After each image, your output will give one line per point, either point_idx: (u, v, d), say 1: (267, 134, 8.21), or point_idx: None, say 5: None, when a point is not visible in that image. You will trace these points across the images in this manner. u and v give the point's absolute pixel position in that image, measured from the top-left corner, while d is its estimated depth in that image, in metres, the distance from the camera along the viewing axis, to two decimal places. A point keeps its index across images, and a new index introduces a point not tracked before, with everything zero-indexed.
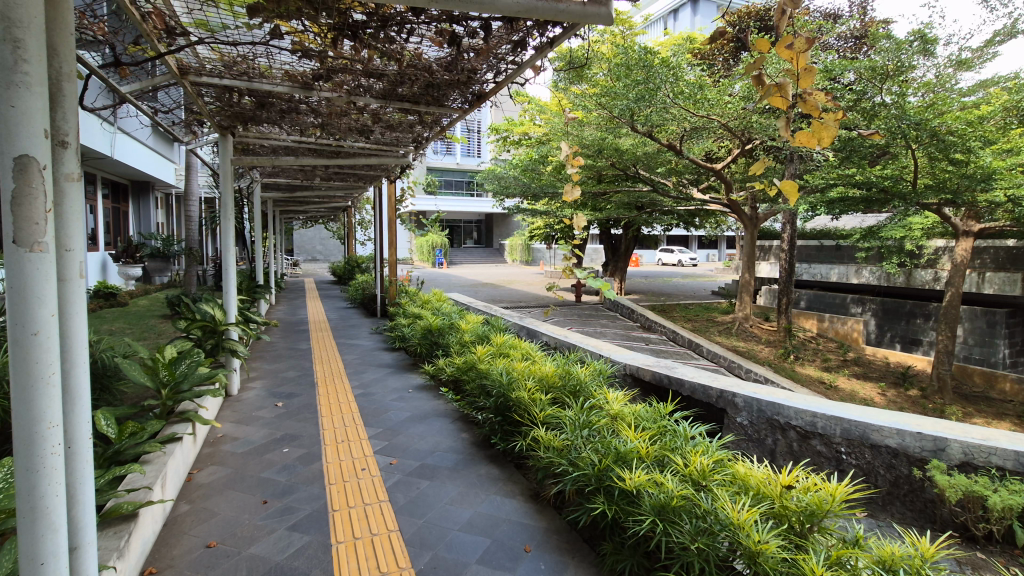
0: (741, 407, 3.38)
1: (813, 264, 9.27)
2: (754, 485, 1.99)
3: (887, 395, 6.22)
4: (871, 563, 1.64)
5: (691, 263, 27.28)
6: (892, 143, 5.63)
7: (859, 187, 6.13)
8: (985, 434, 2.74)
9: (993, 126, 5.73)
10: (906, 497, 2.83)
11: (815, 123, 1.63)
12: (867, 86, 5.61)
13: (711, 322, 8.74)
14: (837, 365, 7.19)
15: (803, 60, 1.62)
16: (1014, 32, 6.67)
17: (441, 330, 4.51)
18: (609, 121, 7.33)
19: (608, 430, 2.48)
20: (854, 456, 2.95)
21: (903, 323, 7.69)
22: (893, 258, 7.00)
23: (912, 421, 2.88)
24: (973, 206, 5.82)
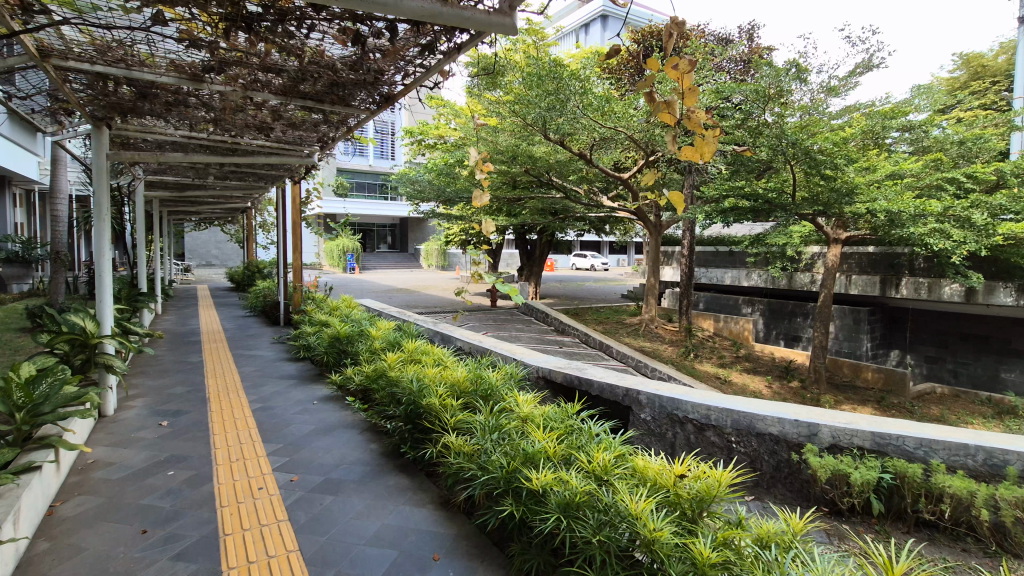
0: (645, 403, 3.57)
1: (710, 268, 9.92)
2: (652, 477, 2.10)
3: (772, 387, 6.86)
4: (752, 541, 1.79)
5: (603, 268, 28.48)
6: (774, 160, 6.23)
7: (748, 199, 6.70)
8: (850, 418, 3.08)
9: (856, 146, 6.50)
10: (786, 479, 3.12)
11: (698, 138, 1.78)
12: (753, 107, 6.18)
13: (621, 325, 9.17)
14: (730, 361, 7.82)
15: (687, 80, 1.77)
16: (870, 65, 7.64)
17: (349, 338, 4.34)
18: (522, 129, 7.48)
19: (517, 432, 2.51)
20: (742, 445, 3.22)
21: (786, 322, 8.52)
22: (777, 262, 7.72)
23: (790, 410, 3.19)
24: (841, 217, 6.57)
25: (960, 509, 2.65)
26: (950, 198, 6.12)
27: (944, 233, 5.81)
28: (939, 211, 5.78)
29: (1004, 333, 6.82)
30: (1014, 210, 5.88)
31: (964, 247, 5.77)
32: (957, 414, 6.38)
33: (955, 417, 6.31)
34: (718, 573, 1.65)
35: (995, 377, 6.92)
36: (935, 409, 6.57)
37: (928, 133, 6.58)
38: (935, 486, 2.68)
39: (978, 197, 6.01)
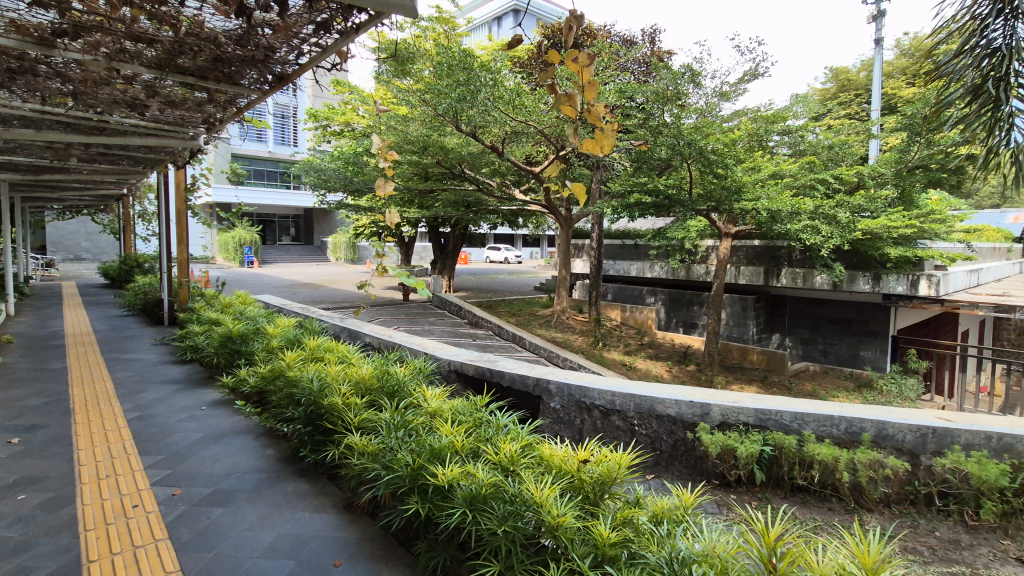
0: (555, 392, 3.65)
1: (617, 260, 10.36)
2: (557, 464, 2.15)
3: (673, 372, 7.34)
4: (648, 518, 1.89)
5: (517, 261, 28.86)
6: (672, 159, 6.60)
7: (650, 195, 7.06)
8: (737, 397, 3.35)
9: (743, 147, 7.06)
10: (682, 457, 3.33)
11: (598, 131, 1.81)
12: (653, 107, 6.49)
13: (533, 316, 9.35)
14: (635, 348, 8.26)
15: (587, 74, 1.81)
16: (756, 73, 8.33)
17: (243, 336, 4.04)
18: (432, 119, 7.36)
19: (424, 428, 2.46)
20: (644, 427, 3.41)
21: (684, 310, 9.14)
22: (676, 255, 8.24)
23: (685, 392, 3.42)
24: (731, 213, 7.12)
25: (826, 472, 2.98)
26: (820, 197, 6.84)
27: (815, 229, 6.48)
28: (811, 209, 6.44)
29: (863, 317, 7.75)
30: (870, 209, 6.69)
31: (831, 241, 6.45)
32: (826, 389, 7.20)
33: (824, 392, 7.11)
34: (618, 551, 1.72)
35: (856, 355, 7.85)
36: (808, 385, 7.38)
37: (804, 138, 7.33)
38: (807, 455, 2.99)
39: (842, 197, 6.77)
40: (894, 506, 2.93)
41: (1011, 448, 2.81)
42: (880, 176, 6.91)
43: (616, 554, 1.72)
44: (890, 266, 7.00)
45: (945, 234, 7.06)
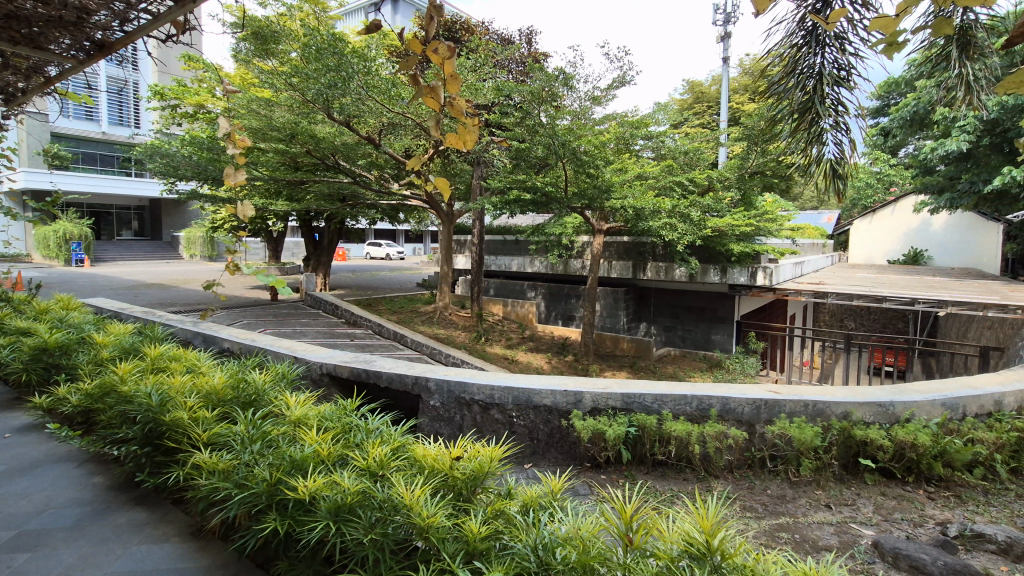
0: (434, 390, 3.62)
1: (499, 256, 10.49)
2: (429, 463, 2.11)
3: (552, 362, 7.65)
4: (519, 508, 1.93)
5: (399, 257, 28.22)
6: (549, 157, 6.86)
7: (528, 191, 7.28)
8: (606, 384, 3.57)
9: (613, 149, 7.52)
10: (558, 444, 3.47)
11: (460, 126, 1.84)
12: (530, 106, 6.63)
13: (415, 313, 9.20)
14: (517, 342, 8.49)
15: (448, 66, 1.78)
16: (624, 81, 8.94)
17: (63, 348, 3.44)
18: (302, 105, 7.01)
19: (285, 439, 2.29)
20: (521, 418, 3.50)
21: (563, 303, 9.62)
22: (554, 250, 8.61)
23: (560, 383, 3.57)
24: (603, 210, 7.57)
25: (682, 447, 3.28)
26: (677, 198, 7.50)
27: (673, 226, 7.18)
28: (669, 207, 7.07)
29: (714, 305, 8.71)
30: (717, 209, 7.54)
31: (685, 238, 7.22)
32: (684, 370, 8.01)
33: (683, 373, 7.90)
34: (488, 544, 1.73)
35: (708, 339, 8.80)
36: (670, 368, 8.16)
37: (664, 143, 7.89)
38: (666, 432, 3.28)
39: (695, 197, 7.51)
40: (735, 471, 3.32)
41: (822, 412, 3.33)
42: (726, 180, 7.78)
43: (486, 547, 1.73)
44: (734, 260, 7.94)
45: (776, 232, 8.16)
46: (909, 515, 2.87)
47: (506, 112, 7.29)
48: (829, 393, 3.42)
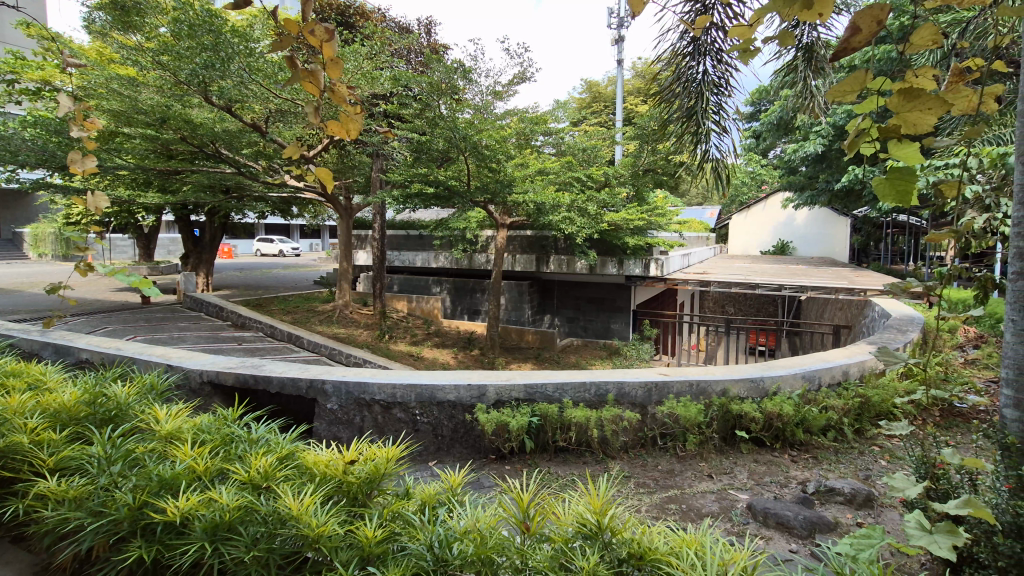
0: (331, 392, 3.47)
1: (402, 251, 10.22)
2: (320, 470, 2.01)
3: (458, 357, 7.61)
4: (416, 507, 1.89)
5: (294, 254, 26.59)
6: (451, 150, 6.81)
7: (431, 185, 7.15)
8: (509, 376, 3.62)
9: (513, 144, 7.67)
10: (462, 438, 3.47)
11: (343, 114, 1.79)
12: (429, 98, 6.49)
13: (312, 313, 8.73)
14: (422, 338, 8.35)
15: (328, 50, 1.67)
16: (524, 77, 9.07)
17: None
18: (174, 86, 6.36)
19: (153, 456, 2.06)
20: (425, 415, 3.46)
21: (468, 298, 9.61)
22: (459, 244, 8.55)
23: (463, 377, 3.57)
24: (505, 205, 7.65)
25: (581, 432, 3.42)
26: (576, 193, 7.72)
27: (572, 220, 7.47)
28: (568, 202, 7.33)
29: (612, 296, 9.16)
30: (613, 203, 7.92)
31: (582, 231, 7.54)
32: (586, 359, 8.35)
33: (585, 361, 8.24)
34: (385, 547, 1.67)
35: (608, 328, 9.25)
36: (573, 357, 8.47)
37: (564, 140, 8.10)
38: (566, 419, 3.40)
39: (592, 193, 7.78)
40: (630, 451, 3.52)
41: (704, 390, 3.64)
42: (621, 177, 8.16)
43: (382, 551, 1.67)
44: (630, 253, 8.42)
45: (666, 225, 8.72)
46: (776, 478, 3.22)
47: (404, 103, 7.10)
48: (709, 373, 3.75)
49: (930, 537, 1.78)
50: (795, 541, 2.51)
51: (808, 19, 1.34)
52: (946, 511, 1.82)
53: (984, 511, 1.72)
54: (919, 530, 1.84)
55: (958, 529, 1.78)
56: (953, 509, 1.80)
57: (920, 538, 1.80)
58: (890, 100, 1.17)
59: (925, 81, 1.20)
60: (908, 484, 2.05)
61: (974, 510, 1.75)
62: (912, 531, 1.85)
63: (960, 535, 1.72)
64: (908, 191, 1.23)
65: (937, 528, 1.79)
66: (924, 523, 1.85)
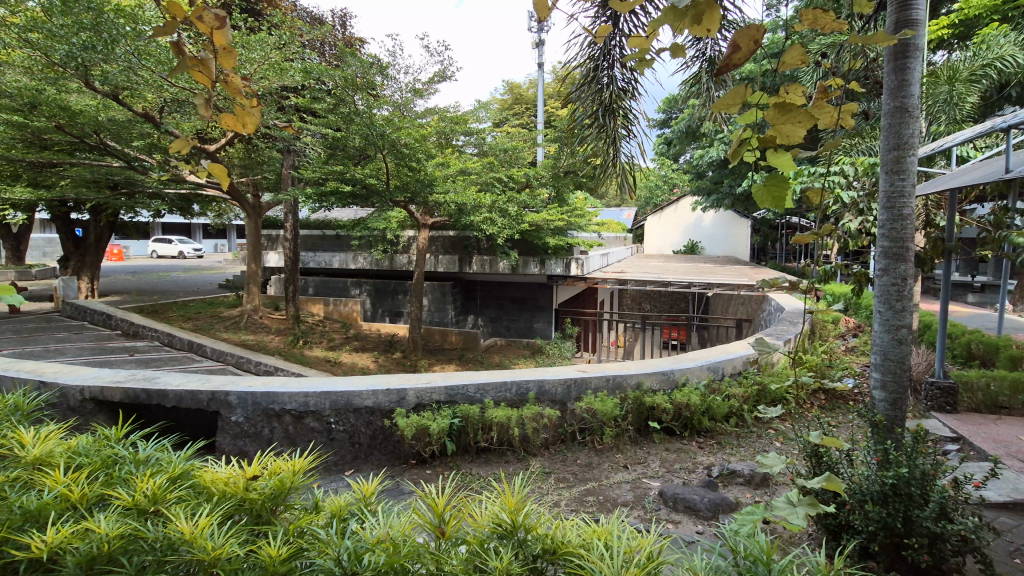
0: (235, 404, 3.26)
1: (317, 252, 9.76)
2: (218, 488, 1.87)
3: (379, 361, 7.40)
4: (325, 520, 1.80)
5: (197, 255, 24.66)
6: (368, 147, 6.62)
7: (346, 183, 6.91)
8: (429, 378, 3.58)
9: (433, 143, 7.61)
10: (381, 445, 3.37)
11: (237, 106, 1.68)
12: (344, 93, 6.26)
13: (215, 319, 8.17)
14: (340, 342, 8.04)
15: (220, 37, 1.54)
16: (445, 76, 9.00)
17: None
18: (47, 67, 5.67)
19: (15, 486, 1.82)
20: (340, 423, 3.32)
21: (389, 300, 9.40)
22: (378, 245, 8.32)
23: (382, 381, 3.48)
24: (426, 205, 7.55)
25: (502, 431, 3.43)
26: (497, 193, 7.76)
27: (492, 221, 7.53)
28: (489, 203, 7.35)
29: (534, 295, 9.32)
30: (533, 204, 8.05)
31: (504, 232, 7.60)
32: (509, 358, 8.43)
33: (508, 361, 8.32)
34: (290, 565, 1.58)
35: (530, 327, 9.41)
36: (496, 357, 8.53)
37: (485, 140, 8.11)
38: (487, 420, 3.40)
39: (513, 193, 7.87)
40: (551, 447, 3.59)
41: (620, 385, 3.80)
42: (541, 178, 8.28)
43: (288, 569, 1.57)
44: (551, 253, 8.60)
45: (585, 226, 9.01)
46: (685, 464, 3.42)
47: (317, 97, 6.80)
48: (623, 367, 3.92)
49: (793, 509, 1.97)
50: (701, 523, 2.68)
51: (697, 33, 1.42)
52: (808, 486, 2.01)
53: (834, 484, 1.91)
54: (784, 503, 2.02)
55: (818, 501, 1.97)
56: (811, 483, 1.99)
57: (784, 510, 1.98)
58: (768, 112, 1.27)
59: (794, 97, 1.32)
60: (778, 459, 2.53)
61: (828, 484, 1.95)
62: (778, 504, 2.02)
63: (815, 506, 1.91)
64: (782, 197, 1.35)
65: (800, 501, 1.98)
66: (792, 497, 2.02)
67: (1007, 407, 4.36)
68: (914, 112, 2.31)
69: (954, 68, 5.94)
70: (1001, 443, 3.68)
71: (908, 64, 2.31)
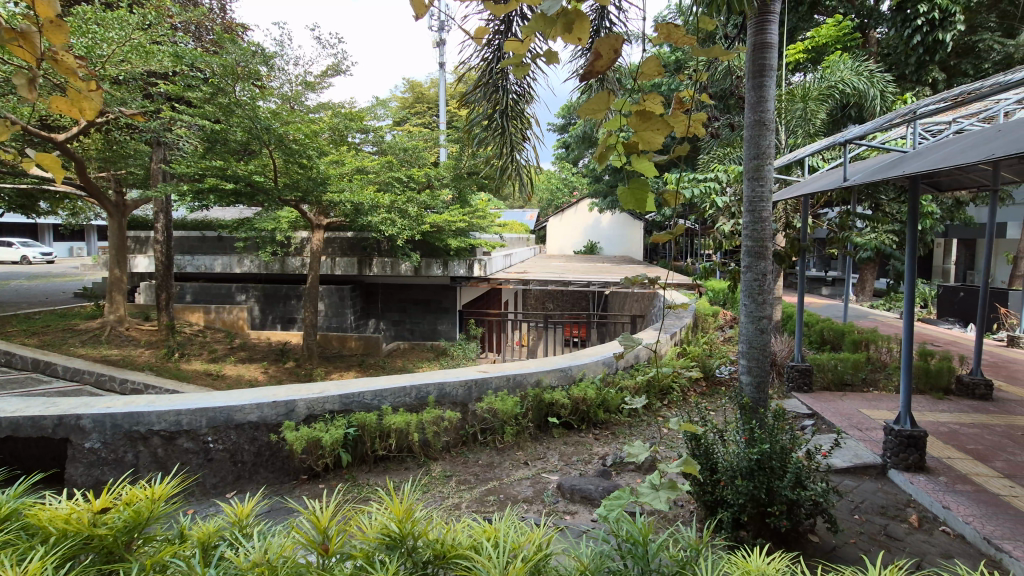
0: (90, 429, 2.89)
1: (195, 255, 8.88)
2: (57, 527, 1.62)
3: (269, 372, 6.91)
4: (190, 550, 1.64)
5: (46, 260, 21.49)
6: (252, 142, 6.16)
7: (227, 180, 6.38)
8: (321, 387, 3.39)
9: (326, 140, 7.26)
10: (268, 462, 3.14)
11: (72, 90, 1.47)
12: (222, 82, 5.81)
13: (69, 332, 7.18)
14: (223, 354, 7.40)
15: (46, 9, 1.33)
16: (339, 69, 8.64)
17: None
18: None
19: None
20: (220, 442, 3.05)
21: (281, 306, 8.82)
22: (267, 247, 7.77)
23: (267, 393, 3.25)
24: (319, 204, 7.17)
25: (401, 438, 3.34)
26: (396, 193, 7.57)
27: (391, 221, 7.37)
28: (387, 203, 7.23)
29: (438, 297, 9.22)
30: (434, 205, 7.95)
31: (404, 233, 7.49)
32: (412, 362, 8.27)
33: (411, 365, 8.17)
34: None
35: (434, 329, 9.30)
36: (398, 361, 8.33)
37: (384, 139, 7.87)
38: (385, 427, 3.28)
39: (412, 194, 7.73)
40: (452, 450, 3.55)
41: (520, 383, 3.87)
42: (442, 178, 8.12)
43: None
44: (453, 254, 8.55)
45: (487, 227, 9.09)
46: (582, 456, 3.55)
47: (191, 85, 6.21)
48: (523, 366, 4.00)
49: (656, 494, 2.12)
50: (595, 511, 2.80)
51: (570, 42, 1.46)
52: (668, 470, 2.20)
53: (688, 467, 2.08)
54: (649, 489, 2.17)
55: (675, 484, 2.16)
56: (671, 469, 2.17)
57: (648, 496, 2.12)
58: (630, 119, 1.36)
59: (653, 106, 1.42)
60: (644, 450, 2.86)
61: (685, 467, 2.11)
62: (644, 491, 2.16)
63: (673, 491, 2.06)
64: (645, 199, 1.45)
65: (661, 486, 2.14)
66: (654, 482, 2.19)
67: (851, 383, 5.03)
68: (770, 126, 2.59)
69: (805, 88, 6.75)
70: (845, 415, 4.24)
71: (764, 82, 2.57)
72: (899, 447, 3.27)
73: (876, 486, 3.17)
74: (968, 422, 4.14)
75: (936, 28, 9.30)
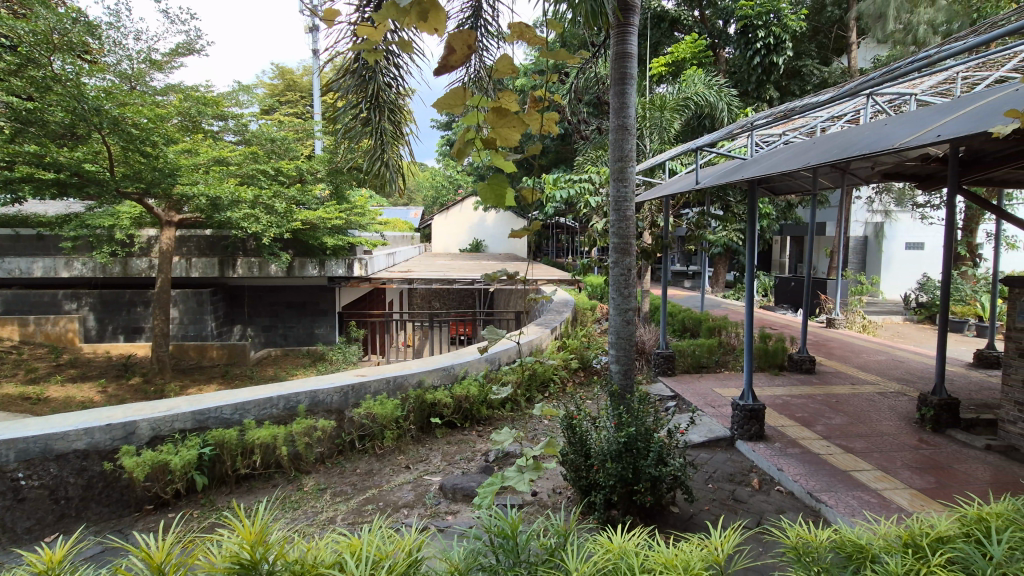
0: None
1: (6, 257, 7.45)
2: None
3: (108, 391, 5.99)
4: None
5: None
6: (79, 125, 5.30)
7: (48, 169, 5.46)
8: (169, 404, 3.01)
9: (174, 126, 6.48)
10: (102, 494, 2.72)
11: None
12: (32, 52, 4.94)
13: None
14: (47, 373, 6.31)
15: None
16: (192, 48, 7.76)
17: None
18: None
19: None
20: (35, 477, 2.57)
21: (123, 314, 7.74)
22: (104, 247, 6.69)
23: (100, 415, 2.81)
24: (169, 197, 6.37)
25: (268, 453, 3.08)
26: (261, 187, 6.99)
27: (256, 218, 6.78)
28: (250, 198, 6.65)
29: (314, 299, 8.68)
30: (306, 201, 7.44)
31: (270, 230, 6.93)
32: (286, 370, 7.72)
33: (284, 373, 7.59)
34: None
35: (311, 333, 8.76)
36: (269, 370, 7.71)
37: (246, 127, 7.15)
38: (248, 442, 3.00)
39: (281, 188, 7.18)
40: (327, 460, 3.34)
41: (400, 385, 3.76)
42: (316, 172, 7.60)
43: None
44: (330, 253, 8.08)
45: (366, 225, 8.71)
46: (464, 454, 3.54)
47: None
48: (404, 367, 3.89)
49: (521, 476, 2.23)
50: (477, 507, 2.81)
51: (426, 30, 1.43)
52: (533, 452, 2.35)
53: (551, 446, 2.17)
54: (514, 472, 2.26)
55: (542, 464, 2.29)
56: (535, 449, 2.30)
57: (513, 478, 2.22)
58: (488, 116, 1.37)
59: (508, 103, 1.45)
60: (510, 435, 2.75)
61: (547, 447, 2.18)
62: (510, 473, 2.27)
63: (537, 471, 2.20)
64: (503, 196, 1.46)
65: (527, 467, 2.26)
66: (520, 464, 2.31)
67: (706, 366, 5.59)
68: (631, 131, 2.77)
69: (663, 98, 7.37)
70: (701, 395, 4.72)
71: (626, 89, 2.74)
72: (744, 420, 3.69)
73: (726, 456, 3.56)
74: (797, 394, 4.81)
75: (772, 51, 10.66)
